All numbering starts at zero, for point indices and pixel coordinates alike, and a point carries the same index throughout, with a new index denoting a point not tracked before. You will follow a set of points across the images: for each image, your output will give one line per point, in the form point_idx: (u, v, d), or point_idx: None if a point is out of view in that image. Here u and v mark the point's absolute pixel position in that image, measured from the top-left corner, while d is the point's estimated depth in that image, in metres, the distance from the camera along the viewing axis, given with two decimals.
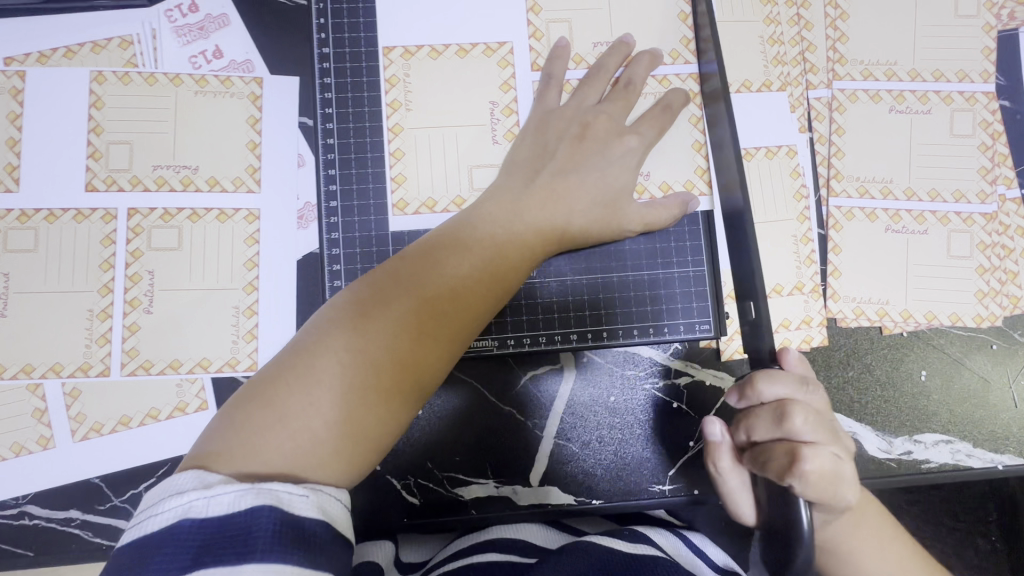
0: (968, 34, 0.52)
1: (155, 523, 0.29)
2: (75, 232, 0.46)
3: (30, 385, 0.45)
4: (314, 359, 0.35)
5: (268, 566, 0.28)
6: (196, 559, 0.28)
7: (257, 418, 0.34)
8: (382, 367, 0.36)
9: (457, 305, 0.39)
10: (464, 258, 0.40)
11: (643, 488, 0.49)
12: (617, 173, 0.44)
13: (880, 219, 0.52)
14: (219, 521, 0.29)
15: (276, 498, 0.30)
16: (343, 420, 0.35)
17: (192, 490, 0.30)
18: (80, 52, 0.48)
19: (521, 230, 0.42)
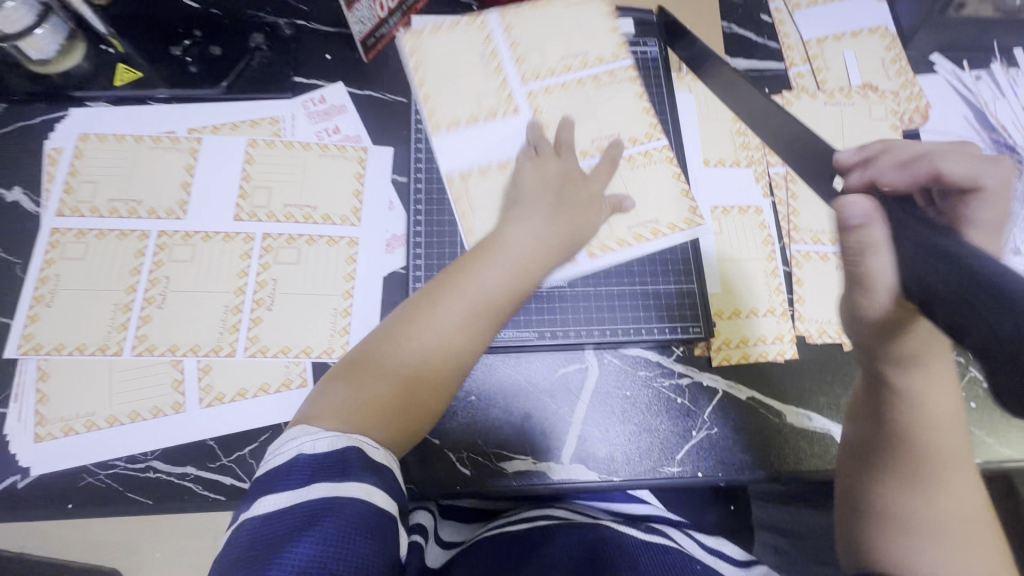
0: (883, 131, 0.72)
1: (281, 457, 0.43)
2: (223, 249, 0.62)
3: (173, 361, 0.57)
4: (377, 352, 0.51)
5: (361, 482, 0.41)
6: (311, 477, 0.41)
7: (336, 395, 0.49)
8: (419, 361, 0.50)
9: (478, 311, 0.52)
10: (484, 272, 0.54)
11: (656, 468, 0.59)
12: (581, 210, 0.60)
13: (832, 260, 0.67)
14: (323, 455, 0.43)
15: (360, 442, 0.45)
16: (395, 395, 0.49)
17: (303, 435, 0.44)
18: (241, 126, 0.67)
19: (518, 256, 0.56)
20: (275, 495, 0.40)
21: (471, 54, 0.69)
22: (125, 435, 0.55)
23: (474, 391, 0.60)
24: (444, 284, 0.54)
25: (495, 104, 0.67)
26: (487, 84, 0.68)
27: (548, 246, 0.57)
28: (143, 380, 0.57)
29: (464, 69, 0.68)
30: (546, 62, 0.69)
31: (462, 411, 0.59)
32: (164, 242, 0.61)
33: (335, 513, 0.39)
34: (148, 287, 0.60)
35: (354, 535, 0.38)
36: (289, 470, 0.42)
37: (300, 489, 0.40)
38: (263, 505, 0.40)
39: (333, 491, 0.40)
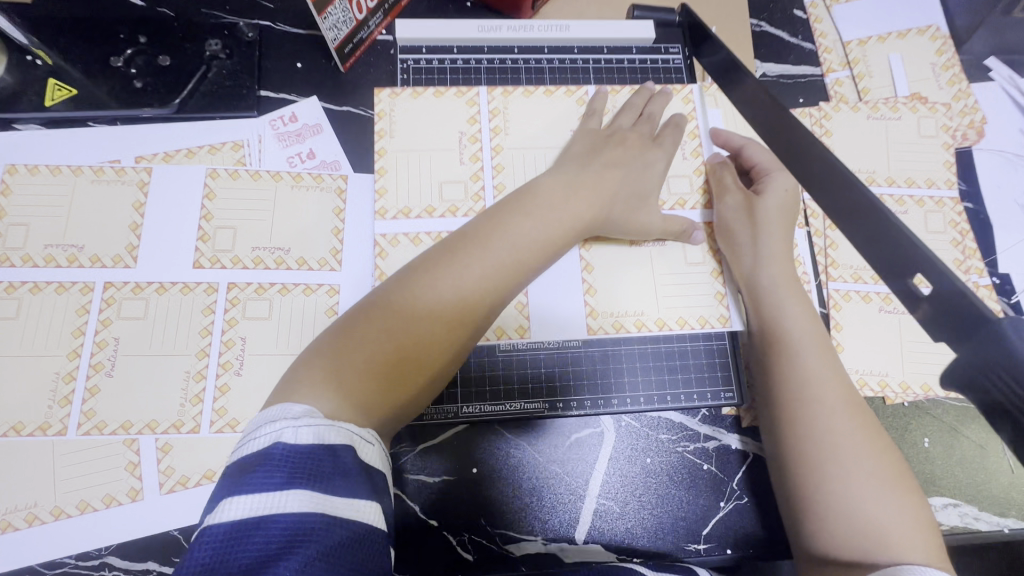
0: (933, 150, 0.63)
1: (254, 443, 0.36)
2: (181, 302, 0.53)
3: (127, 440, 0.50)
4: (391, 301, 0.44)
5: (351, 494, 0.35)
6: (290, 480, 0.34)
7: (338, 351, 0.42)
8: (438, 314, 0.43)
9: (515, 261, 0.46)
10: (525, 220, 0.47)
11: (679, 546, 0.53)
12: (611, 173, 0.52)
13: (874, 300, 0.60)
14: (307, 448, 0.36)
15: (351, 440, 0.38)
16: (410, 352, 0.43)
17: (283, 420, 0.37)
18: (198, 153, 0.58)
19: (565, 210, 0.49)
20: (246, 496, 0.33)
21: (396, 174, 0.57)
22: (75, 529, 0.48)
23: (476, 465, 0.53)
24: (462, 248, 0.46)
25: (466, 207, 0.57)
26: (449, 187, 0.57)
27: (578, 226, 0.50)
28: (94, 462, 0.49)
29: (394, 188, 0.56)
30: (470, 127, 0.59)
31: (463, 486, 0.53)
32: (111, 295, 0.53)
33: (313, 536, 0.32)
34: (94, 351, 0.51)
35: (337, 562, 0.32)
36: (264, 462, 0.35)
37: (274, 494, 0.33)
38: (225, 509, 0.33)
39: (316, 504, 0.34)
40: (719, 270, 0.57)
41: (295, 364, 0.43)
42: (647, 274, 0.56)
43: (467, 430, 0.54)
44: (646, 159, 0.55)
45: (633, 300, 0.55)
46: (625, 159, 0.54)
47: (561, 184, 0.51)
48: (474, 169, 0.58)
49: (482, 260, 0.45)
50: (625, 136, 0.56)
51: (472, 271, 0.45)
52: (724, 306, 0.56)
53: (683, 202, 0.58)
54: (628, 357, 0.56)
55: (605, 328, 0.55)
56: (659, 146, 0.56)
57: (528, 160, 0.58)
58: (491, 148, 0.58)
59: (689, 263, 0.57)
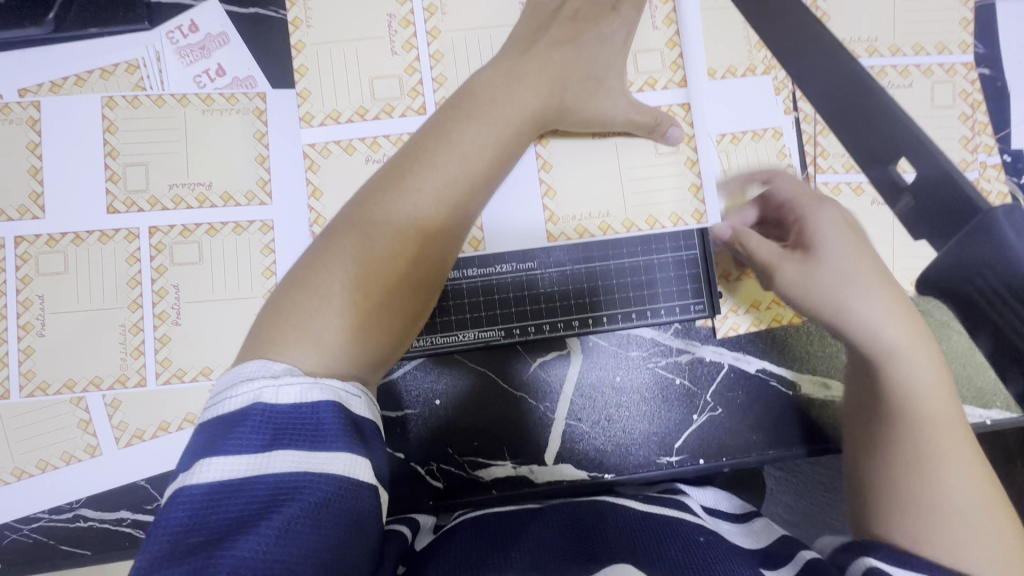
0: (946, 6, 0.54)
1: (234, 403, 0.32)
2: (102, 252, 0.49)
3: (74, 398, 0.48)
4: (343, 242, 0.39)
5: (341, 450, 0.31)
6: (273, 440, 0.31)
7: (303, 303, 0.37)
8: (407, 246, 0.39)
9: (469, 174, 0.41)
10: (468, 125, 0.42)
11: (651, 460, 0.52)
12: (560, 52, 0.45)
13: (867, 192, 0.53)
14: (289, 408, 0.32)
15: (337, 394, 0.34)
16: (388, 293, 0.38)
17: (262, 377, 0.33)
18: (89, 79, 0.50)
19: (515, 98, 0.43)
20: (227, 460, 0.30)
21: (319, 73, 0.47)
22: (42, 486, 0.48)
23: (437, 396, 0.52)
24: (408, 167, 0.41)
25: (404, 105, 0.48)
26: (382, 84, 0.48)
27: (527, 122, 0.44)
28: (45, 424, 0.48)
29: (319, 90, 0.47)
30: (400, 8, 0.48)
31: (426, 418, 0.52)
32: (25, 251, 0.49)
33: (299, 496, 0.30)
34: (21, 312, 0.48)
35: (326, 520, 0.29)
36: (245, 422, 0.31)
37: (256, 455, 0.30)
38: (203, 469, 0.30)
39: (301, 463, 0.31)
40: (695, 160, 0.51)
41: (255, 327, 0.37)
42: (613, 167, 0.50)
43: (425, 365, 0.52)
44: (604, 36, 0.47)
45: (599, 200, 0.50)
46: (577, 36, 0.46)
47: (502, 74, 0.44)
48: (409, 60, 0.48)
49: (432, 179, 0.40)
50: (579, 7, 0.47)
51: (425, 194, 0.40)
52: (701, 200, 0.51)
53: (654, 82, 0.51)
54: (601, 272, 0.51)
55: (567, 234, 0.50)
56: (617, 22, 0.48)
57: (473, 44, 0.48)
58: (427, 32, 0.48)
59: (658, 155, 0.50)
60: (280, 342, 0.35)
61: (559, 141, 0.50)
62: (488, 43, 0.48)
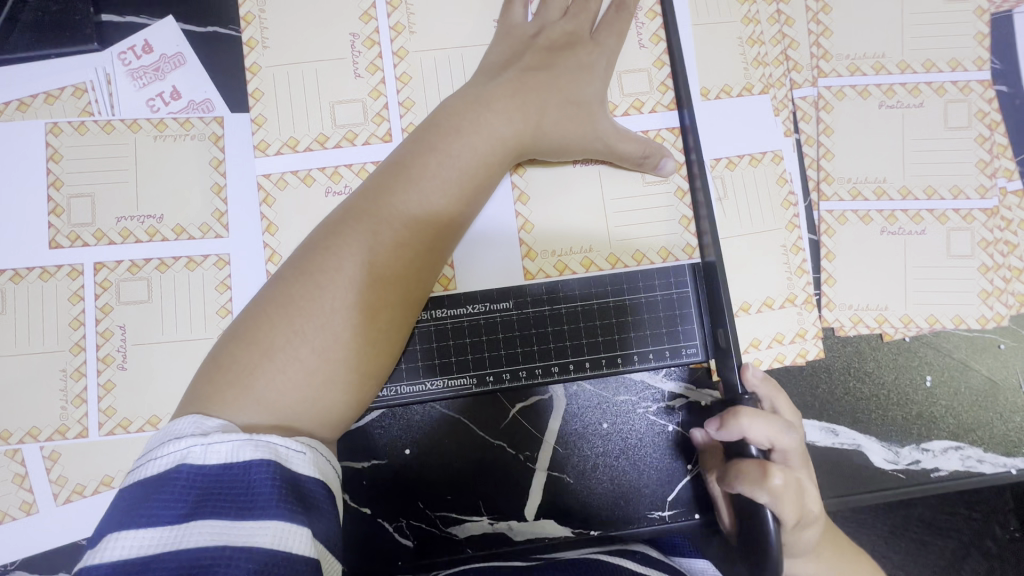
0: (960, 19, 0.50)
1: (159, 464, 0.28)
2: (43, 291, 0.45)
3: (9, 450, 0.44)
4: (293, 288, 0.35)
5: (273, 518, 0.27)
6: (195, 508, 0.27)
7: (246, 358, 0.33)
8: (364, 292, 0.35)
9: (434, 211, 0.38)
10: (432, 157, 0.39)
11: (642, 515, 0.48)
12: (537, 81, 0.42)
13: (875, 221, 0.49)
14: (218, 469, 0.28)
15: (274, 452, 0.30)
16: (342, 345, 0.34)
17: (191, 435, 0.29)
18: (33, 104, 0.46)
19: (484, 129, 0.40)
20: (139, 531, 0.26)
21: (275, 97, 0.43)
22: None
23: (406, 447, 0.47)
24: (368, 203, 0.37)
25: (368, 131, 0.44)
26: (345, 108, 0.44)
27: (500, 152, 0.41)
28: None
29: (275, 115, 0.43)
30: (365, 26, 0.44)
31: (394, 471, 0.47)
32: None
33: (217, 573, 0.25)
34: None
35: None
36: (167, 487, 0.27)
37: (174, 525, 0.26)
38: (112, 544, 0.26)
39: (224, 535, 0.26)
40: (685, 189, 0.46)
41: (194, 382, 0.34)
42: (597, 196, 0.46)
43: (392, 414, 0.47)
44: (582, 60, 0.44)
45: (580, 232, 0.46)
46: (554, 61, 0.43)
47: (472, 100, 0.41)
48: (374, 82, 0.44)
49: (392, 218, 0.37)
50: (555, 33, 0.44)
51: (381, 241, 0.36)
52: (691, 233, 0.46)
53: (641, 104, 0.47)
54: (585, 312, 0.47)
55: (546, 271, 0.46)
56: (599, 41, 0.45)
57: (443, 64, 0.45)
58: (393, 53, 0.44)
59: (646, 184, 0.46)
60: (218, 401, 0.32)
61: (537, 169, 0.46)
62: (461, 63, 0.45)
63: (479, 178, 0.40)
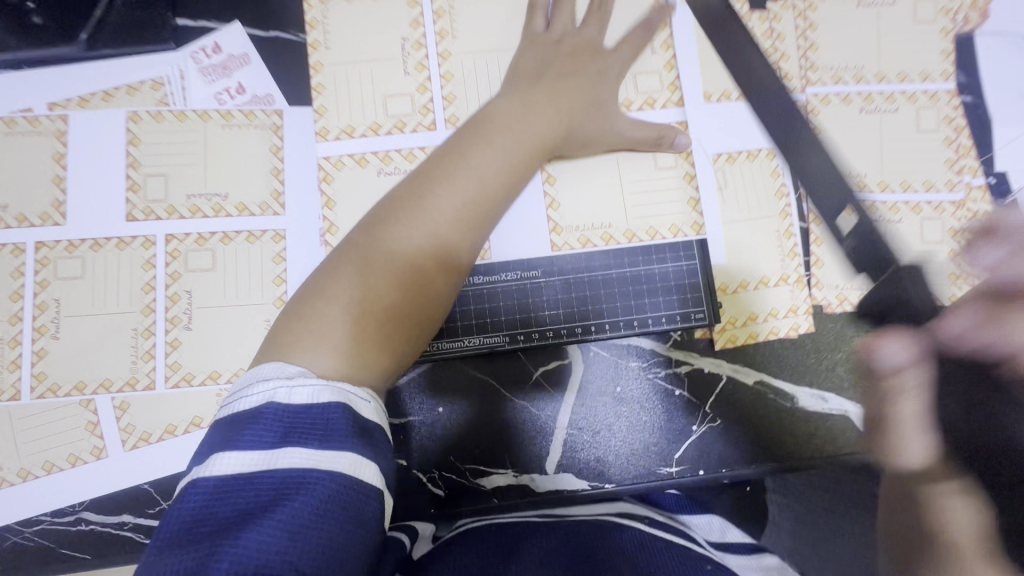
0: (928, 38, 0.57)
1: (250, 400, 0.33)
2: (119, 258, 0.51)
3: (83, 400, 0.49)
4: (342, 270, 0.40)
5: (348, 450, 0.32)
6: (285, 437, 0.31)
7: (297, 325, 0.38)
8: (401, 275, 0.40)
9: (464, 205, 0.43)
10: (466, 159, 0.44)
11: (652, 471, 0.53)
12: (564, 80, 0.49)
13: (857, 211, 0.56)
14: (300, 407, 0.33)
15: (346, 397, 0.34)
16: (378, 319, 0.39)
17: (277, 378, 0.34)
18: (116, 95, 0.53)
19: (513, 133, 0.46)
20: (238, 453, 0.30)
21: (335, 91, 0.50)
22: (45, 489, 0.48)
23: (440, 405, 0.53)
24: (409, 198, 0.43)
25: (415, 121, 0.50)
26: (395, 102, 0.50)
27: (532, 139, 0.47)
28: (53, 426, 0.49)
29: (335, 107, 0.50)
30: (413, 32, 0.51)
31: (429, 426, 0.52)
32: (45, 256, 0.50)
33: (305, 491, 0.30)
34: (36, 314, 0.49)
35: (329, 518, 0.29)
36: (259, 418, 0.32)
37: (268, 450, 0.31)
38: (216, 462, 0.30)
39: (310, 461, 0.31)
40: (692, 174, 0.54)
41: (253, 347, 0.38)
42: (614, 182, 0.53)
43: (428, 374, 0.53)
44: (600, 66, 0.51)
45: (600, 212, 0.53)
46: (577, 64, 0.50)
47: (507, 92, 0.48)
48: (421, 80, 0.51)
49: (429, 211, 0.42)
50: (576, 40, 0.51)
51: (422, 231, 0.41)
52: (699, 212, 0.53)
53: (653, 101, 0.54)
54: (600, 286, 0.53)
55: (571, 244, 0.52)
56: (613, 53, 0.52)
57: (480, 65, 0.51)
58: (438, 55, 0.51)
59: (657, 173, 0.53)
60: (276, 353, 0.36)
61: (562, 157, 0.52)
62: (496, 65, 0.51)
63: (507, 176, 0.45)
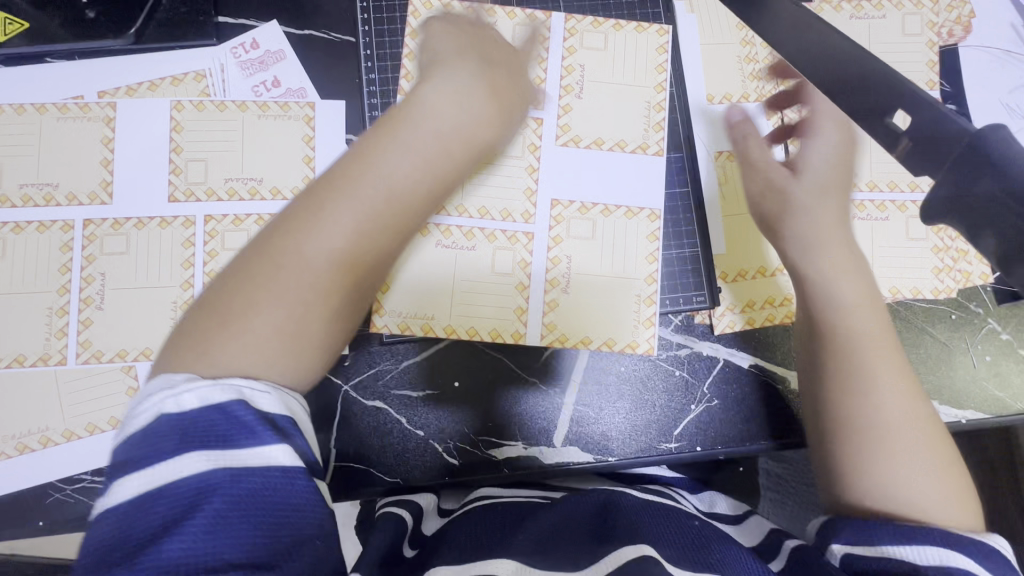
0: (916, 49, 0.61)
1: (139, 421, 0.33)
2: (161, 236, 0.54)
3: (125, 367, 0.52)
4: (257, 267, 0.40)
5: (260, 444, 0.33)
6: (182, 444, 0.32)
7: (209, 323, 0.38)
8: (320, 270, 0.40)
9: (392, 197, 0.43)
10: (392, 150, 0.44)
11: (653, 446, 0.56)
12: None
13: (848, 208, 0.60)
14: (190, 413, 0.33)
15: (240, 393, 0.35)
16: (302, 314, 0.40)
17: (158, 391, 0.34)
18: (162, 85, 0.57)
19: (455, 120, 0.47)
20: (140, 474, 0.31)
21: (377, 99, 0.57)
22: (87, 449, 0.52)
23: (456, 380, 0.56)
24: (325, 190, 0.42)
25: None
26: None
27: None
28: (96, 390, 0.52)
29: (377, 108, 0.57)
30: None
31: (445, 399, 0.56)
32: (92, 232, 0.54)
33: (219, 494, 0.31)
34: (83, 286, 0.53)
35: (246, 520, 0.31)
36: (150, 436, 0.32)
37: (167, 464, 0.32)
38: (122, 488, 0.31)
39: (217, 464, 0.32)
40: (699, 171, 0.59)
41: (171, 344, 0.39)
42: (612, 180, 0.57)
43: (446, 352, 0.56)
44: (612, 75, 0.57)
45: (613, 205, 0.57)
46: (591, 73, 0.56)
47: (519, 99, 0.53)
48: None
49: (347, 201, 0.41)
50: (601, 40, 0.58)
51: (341, 219, 0.41)
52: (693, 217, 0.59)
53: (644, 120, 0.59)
54: (630, 254, 0.56)
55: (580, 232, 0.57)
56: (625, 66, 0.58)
57: None
58: None
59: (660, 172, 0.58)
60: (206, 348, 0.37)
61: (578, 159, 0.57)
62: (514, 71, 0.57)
63: (439, 166, 0.46)
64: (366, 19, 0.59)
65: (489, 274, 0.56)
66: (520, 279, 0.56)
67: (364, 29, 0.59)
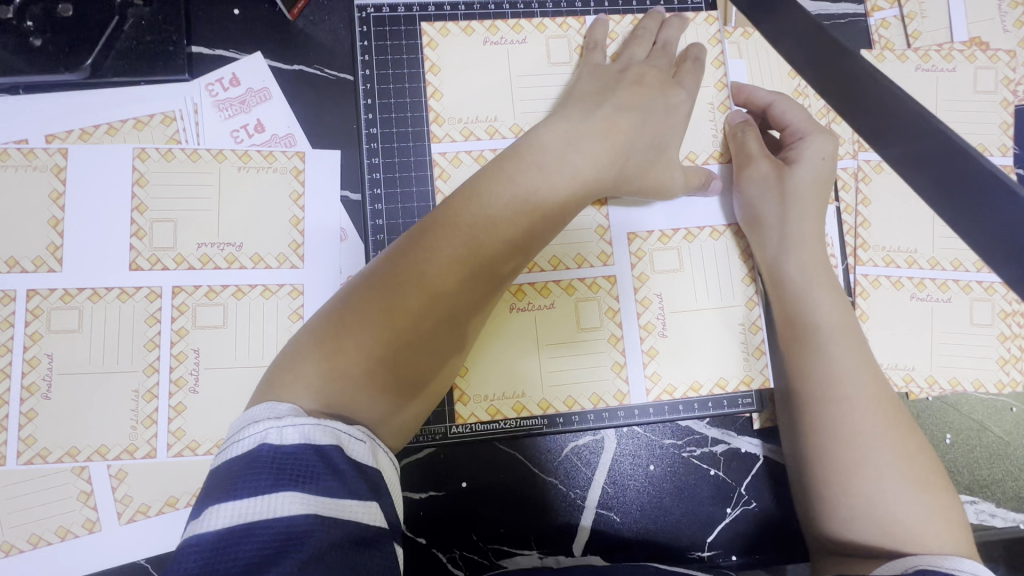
0: (988, 109, 0.54)
1: (237, 447, 0.30)
2: (120, 310, 0.46)
3: (76, 468, 0.45)
4: (355, 308, 0.37)
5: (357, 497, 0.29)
6: (279, 481, 0.28)
7: (300, 364, 0.35)
8: (421, 317, 0.37)
9: (499, 241, 0.39)
10: (507, 188, 0.40)
11: (684, 556, 0.50)
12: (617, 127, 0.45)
13: (906, 287, 0.53)
14: (294, 449, 0.29)
15: (338, 438, 0.31)
16: (396, 363, 0.37)
17: (266, 419, 0.31)
18: (123, 129, 0.48)
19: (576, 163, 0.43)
20: (230, 503, 0.27)
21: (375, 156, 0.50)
22: (29, 565, 0.44)
23: (465, 481, 0.49)
24: (437, 228, 0.39)
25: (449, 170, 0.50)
26: None
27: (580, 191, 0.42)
28: (42, 494, 0.45)
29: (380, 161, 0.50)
30: None
31: (452, 502, 0.49)
32: (38, 305, 0.46)
33: (307, 542, 0.27)
34: (26, 370, 0.45)
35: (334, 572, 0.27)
36: (248, 466, 0.29)
37: (261, 497, 0.27)
38: (211, 516, 0.27)
39: (310, 509, 0.28)
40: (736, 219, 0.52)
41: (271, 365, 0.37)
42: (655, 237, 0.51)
43: (456, 449, 0.50)
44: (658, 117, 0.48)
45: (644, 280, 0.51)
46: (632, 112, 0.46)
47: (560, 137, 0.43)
48: None
49: (459, 246, 0.38)
50: (642, 72, 0.49)
51: (455, 251, 0.38)
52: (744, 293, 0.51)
53: (695, 157, 0.52)
54: (666, 338, 0.51)
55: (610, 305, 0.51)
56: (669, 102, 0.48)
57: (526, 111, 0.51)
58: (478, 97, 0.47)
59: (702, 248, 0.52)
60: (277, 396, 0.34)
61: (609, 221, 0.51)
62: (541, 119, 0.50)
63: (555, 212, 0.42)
64: (367, 60, 0.51)
65: (573, 331, 0.50)
66: (612, 332, 0.51)
67: (365, 72, 0.51)
